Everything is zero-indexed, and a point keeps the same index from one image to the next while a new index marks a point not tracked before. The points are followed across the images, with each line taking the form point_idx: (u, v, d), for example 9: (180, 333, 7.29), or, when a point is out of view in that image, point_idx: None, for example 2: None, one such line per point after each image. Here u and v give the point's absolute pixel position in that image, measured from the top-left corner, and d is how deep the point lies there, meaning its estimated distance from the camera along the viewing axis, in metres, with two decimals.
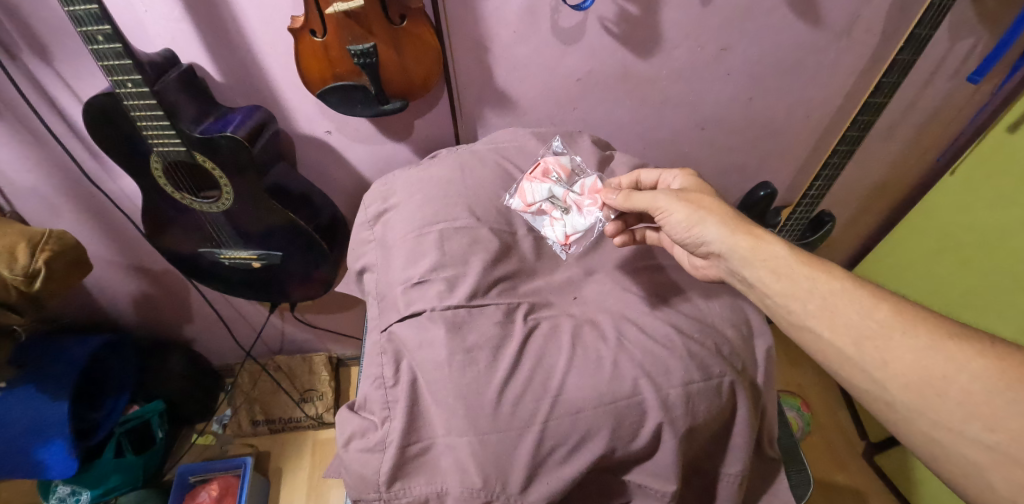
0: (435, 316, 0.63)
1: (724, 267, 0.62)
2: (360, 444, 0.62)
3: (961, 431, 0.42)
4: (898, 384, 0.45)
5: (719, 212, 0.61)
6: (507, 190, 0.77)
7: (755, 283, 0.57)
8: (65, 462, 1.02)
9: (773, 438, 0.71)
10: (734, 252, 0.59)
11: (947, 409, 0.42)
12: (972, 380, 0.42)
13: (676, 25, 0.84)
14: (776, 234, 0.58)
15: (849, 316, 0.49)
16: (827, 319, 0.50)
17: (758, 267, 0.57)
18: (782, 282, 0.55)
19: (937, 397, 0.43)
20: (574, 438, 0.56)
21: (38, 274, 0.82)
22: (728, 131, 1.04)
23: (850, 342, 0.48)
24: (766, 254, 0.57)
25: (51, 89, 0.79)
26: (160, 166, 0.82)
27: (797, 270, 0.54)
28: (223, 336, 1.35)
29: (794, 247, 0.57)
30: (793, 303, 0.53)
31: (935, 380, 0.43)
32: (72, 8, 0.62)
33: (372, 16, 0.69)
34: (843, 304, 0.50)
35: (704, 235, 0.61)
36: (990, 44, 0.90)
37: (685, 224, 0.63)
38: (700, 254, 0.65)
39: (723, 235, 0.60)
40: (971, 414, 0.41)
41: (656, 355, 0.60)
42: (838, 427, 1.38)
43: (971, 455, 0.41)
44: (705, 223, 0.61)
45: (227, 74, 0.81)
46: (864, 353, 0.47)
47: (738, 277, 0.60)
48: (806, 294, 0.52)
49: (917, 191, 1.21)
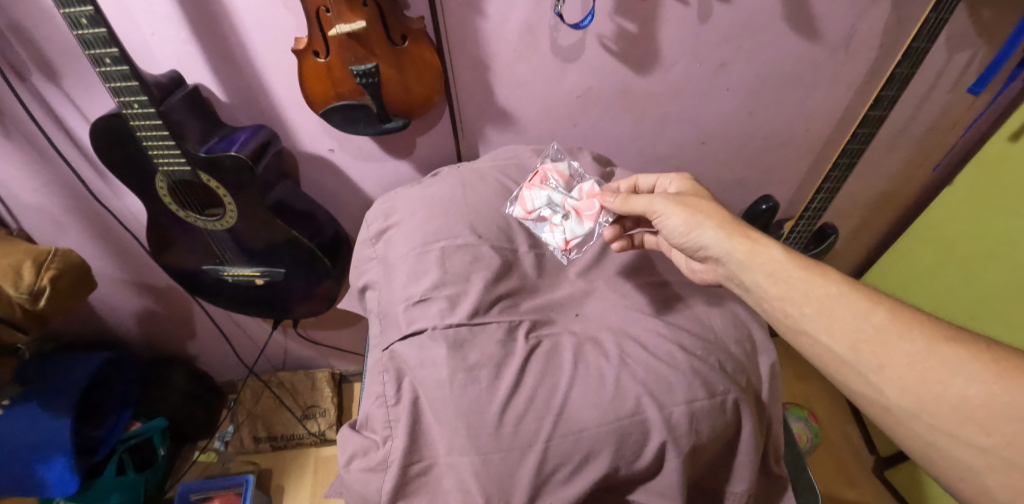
0: (437, 334, 0.63)
1: (722, 271, 0.62)
2: (362, 464, 0.62)
3: (957, 435, 0.41)
4: (896, 389, 0.44)
5: (717, 216, 0.62)
6: (506, 201, 0.78)
7: (752, 287, 0.57)
8: (65, 481, 1.01)
9: (780, 457, 0.70)
10: (732, 255, 0.59)
11: (944, 413, 0.42)
12: (968, 384, 0.41)
13: (675, 42, 0.85)
14: (773, 238, 0.58)
15: (845, 320, 0.49)
16: (823, 323, 0.50)
17: (755, 271, 0.57)
18: (778, 286, 0.54)
19: (933, 400, 0.42)
20: (576, 458, 0.55)
21: (43, 292, 0.83)
22: (728, 145, 1.04)
23: (847, 346, 0.48)
24: (763, 257, 0.56)
25: (59, 110, 0.80)
26: (166, 186, 0.83)
27: (793, 273, 0.54)
28: (226, 353, 1.35)
29: (790, 250, 0.57)
30: (790, 307, 0.53)
31: (931, 383, 0.43)
32: (81, 31, 0.63)
33: (373, 37, 0.70)
34: (840, 307, 0.50)
35: (703, 239, 0.61)
36: (988, 56, 0.91)
37: (683, 229, 0.63)
38: (699, 258, 0.65)
39: (720, 239, 0.60)
40: (968, 417, 0.41)
41: (659, 372, 0.59)
42: (848, 443, 1.35)
43: (967, 457, 0.41)
44: (702, 227, 0.61)
45: (231, 94, 0.82)
46: (861, 357, 0.47)
47: (736, 281, 0.60)
48: (803, 298, 0.52)
49: (920, 203, 1.21)
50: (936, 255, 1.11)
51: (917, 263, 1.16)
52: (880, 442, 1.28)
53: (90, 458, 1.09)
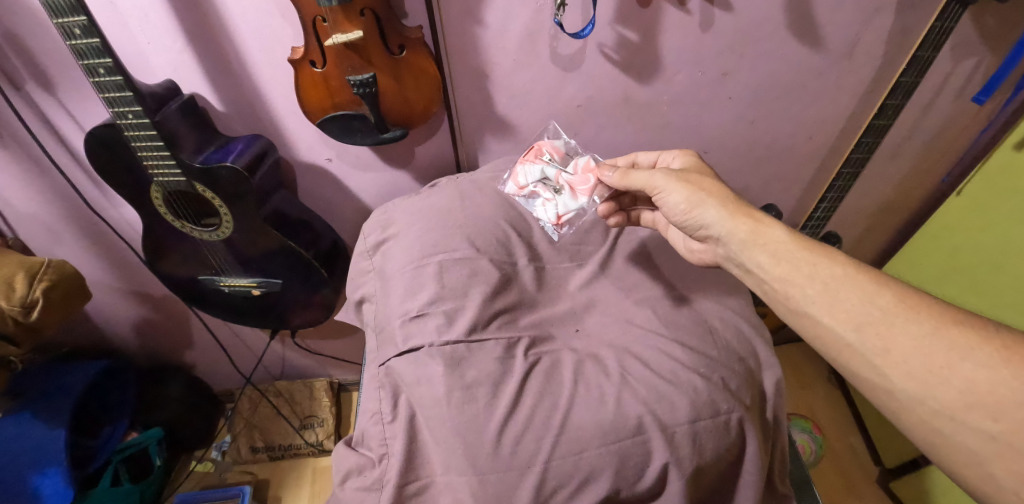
0: (435, 351, 0.61)
1: (722, 253, 0.61)
2: (357, 482, 0.61)
3: (964, 421, 0.41)
4: (900, 373, 0.44)
5: (721, 195, 0.60)
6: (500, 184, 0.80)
7: (753, 268, 0.56)
8: (60, 491, 0.99)
9: (784, 476, 0.68)
10: (733, 236, 0.58)
11: (951, 399, 0.41)
12: (976, 369, 0.41)
13: (676, 51, 0.84)
14: (777, 219, 0.57)
15: (850, 301, 0.48)
16: (827, 304, 0.49)
17: (756, 251, 0.55)
18: (780, 266, 0.53)
19: (940, 384, 0.42)
20: (576, 479, 0.54)
21: (35, 304, 0.82)
22: (730, 155, 1.03)
23: (852, 328, 0.47)
24: (766, 238, 0.55)
25: (54, 119, 0.79)
26: (160, 196, 0.82)
27: (796, 254, 0.53)
28: (223, 362, 1.34)
29: (796, 233, 0.56)
30: (792, 288, 0.52)
31: (938, 367, 0.42)
32: (74, 41, 0.62)
33: (371, 46, 0.69)
34: (844, 288, 0.49)
35: (705, 219, 0.60)
36: (994, 64, 0.89)
37: (684, 206, 0.62)
38: (699, 238, 0.64)
39: (722, 218, 0.58)
40: (976, 403, 0.40)
41: (661, 391, 0.58)
42: (853, 455, 1.33)
43: (974, 444, 0.40)
44: (705, 205, 0.60)
45: (228, 104, 0.81)
46: (865, 340, 0.46)
47: (736, 262, 0.59)
48: (806, 280, 0.51)
49: (925, 212, 1.19)
50: (941, 263, 1.09)
51: (922, 271, 1.14)
52: (885, 454, 1.26)
53: (84, 469, 1.09)
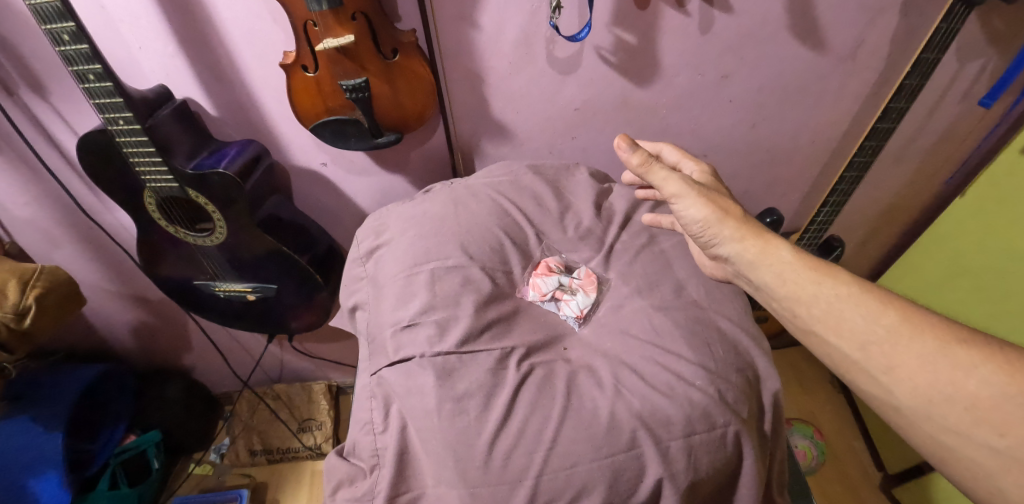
0: (426, 362, 0.60)
1: (732, 268, 0.60)
2: (348, 493, 0.61)
3: (970, 435, 0.40)
4: (906, 389, 0.43)
5: (729, 211, 0.57)
6: (500, 193, 0.79)
7: (762, 287, 0.54)
8: (58, 494, 0.99)
9: (781, 487, 0.67)
10: (742, 257, 0.55)
11: (954, 414, 0.41)
12: (981, 386, 0.40)
13: (675, 54, 0.83)
14: (785, 239, 0.55)
15: (854, 321, 0.47)
16: (832, 325, 0.48)
17: (764, 271, 0.53)
18: (787, 286, 0.52)
19: (944, 401, 0.41)
20: (568, 494, 0.53)
21: (28, 311, 0.82)
22: (731, 158, 1.01)
23: (856, 347, 0.46)
24: (773, 259, 0.53)
25: (48, 124, 0.79)
26: (154, 202, 0.82)
27: (803, 275, 0.51)
28: (221, 365, 1.33)
29: (799, 250, 0.54)
30: (799, 307, 0.51)
31: (942, 384, 0.42)
32: (63, 47, 0.62)
33: (363, 51, 0.68)
34: (849, 308, 0.48)
35: (715, 238, 0.57)
36: (1000, 66, 0.87)
37: (700, 223, 0.58)
38: (709, 253, 0.61)
39: (733, 239, 0.56)
40: (981, 418, 0.40)
41: (656, 404, 0.57)
42: (856, 460, 1.32)
43: (980, 458, 0.40)
44: (720, 226, 0.56)
45: (222, 108, 0.80)
46: (871, 358, 0.45)
47: (746, 280, 0.57)
48: (812, 299, 0.50)
49: (930, 214, 1.17)
50: (945, 267, 1.07)
51: (926, 275, 1.13)
52: (888, 460, 1.25)
53: (83, 472, 1.10)
